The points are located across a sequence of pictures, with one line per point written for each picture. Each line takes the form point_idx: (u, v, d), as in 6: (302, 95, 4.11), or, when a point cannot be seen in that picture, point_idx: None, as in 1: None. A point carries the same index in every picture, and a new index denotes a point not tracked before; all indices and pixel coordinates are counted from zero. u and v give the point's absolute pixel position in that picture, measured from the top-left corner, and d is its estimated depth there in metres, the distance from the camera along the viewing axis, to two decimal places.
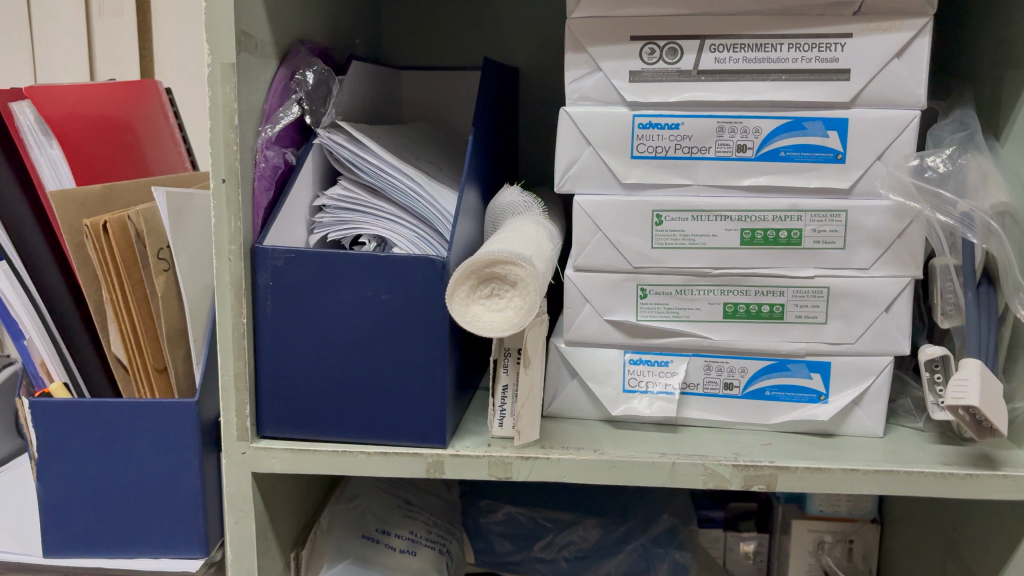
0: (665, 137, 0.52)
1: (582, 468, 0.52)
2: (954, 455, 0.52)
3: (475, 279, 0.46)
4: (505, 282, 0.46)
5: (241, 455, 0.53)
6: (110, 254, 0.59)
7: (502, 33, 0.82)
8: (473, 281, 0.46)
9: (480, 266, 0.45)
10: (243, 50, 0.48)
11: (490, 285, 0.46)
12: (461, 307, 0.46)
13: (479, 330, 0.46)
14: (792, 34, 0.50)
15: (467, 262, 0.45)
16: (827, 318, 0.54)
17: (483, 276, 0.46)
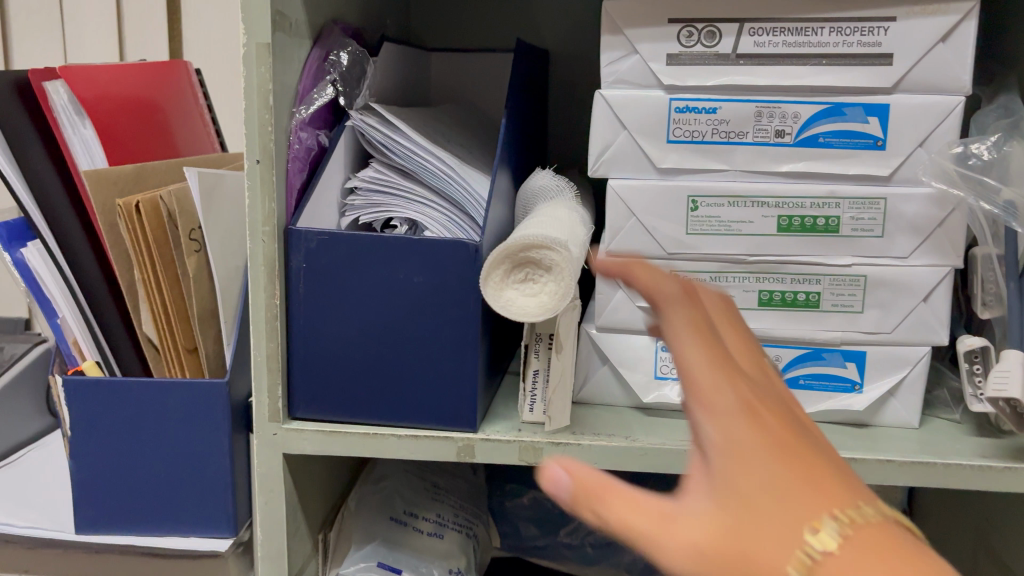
0: (702, 122, 0.52)
1: (613, 455, 0.51)
2: (992, 447, 0.51)
3: (508, 265, 0.45)
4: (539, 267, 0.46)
5: (272, 436, 0.53)
6: (142, 234, 0.59)
7: (534, 15, 0.81)
8: (506, 266, 0.45)
9: (515, 249, 0.44)
10: (278, 29, 0.48)
11: (525, 269, 0.46)
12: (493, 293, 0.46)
13: (513, 315, 0.45)
14: (834, 17, 0.49)
15: (499, 248, 0.44)
16: (863, 306, 0.53)
17: (517, 262, 0.45)
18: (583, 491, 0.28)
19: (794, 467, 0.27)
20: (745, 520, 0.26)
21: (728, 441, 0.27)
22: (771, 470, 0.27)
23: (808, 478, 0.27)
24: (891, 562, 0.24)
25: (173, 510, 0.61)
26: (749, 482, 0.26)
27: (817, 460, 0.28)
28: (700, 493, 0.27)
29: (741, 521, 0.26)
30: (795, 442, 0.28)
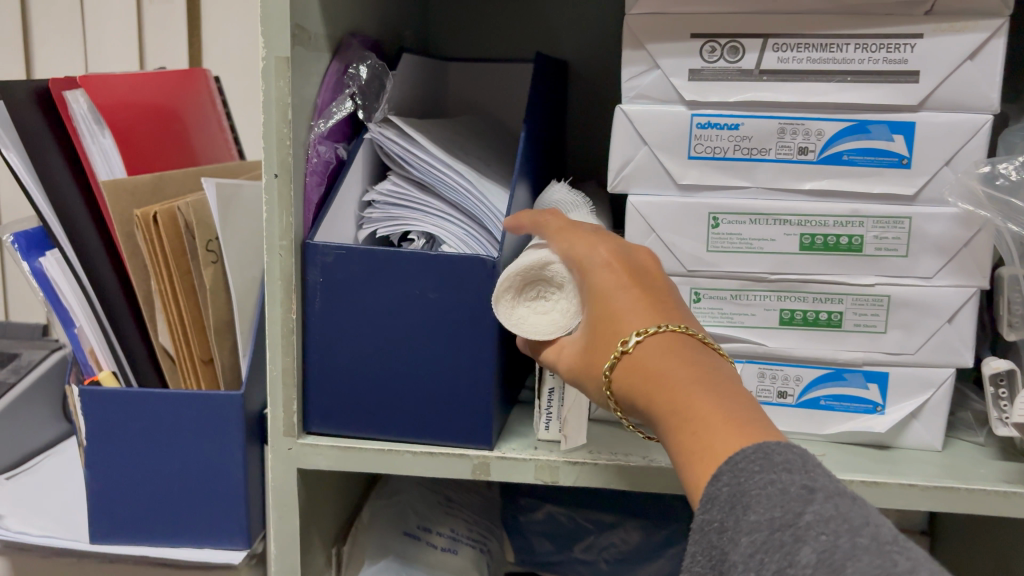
0: (724, 138, 0.51)
1: (631, 475, 0.50)
2: (1017, 472, 0.50)
3: (520, 283, 0.45)
4: (552, 284, 0.46)
5: (286, 451, 0.52)
6: (159, 245, 0.59)
7: (554, 26, 0.81)
8: (519, 284, 0.45)
9: (525, 269, 0.45)
10: (298, 43, 0.48)
11: (535, 288, 0.46)
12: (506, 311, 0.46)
13: (524, 333, 0.45)
14: (859, 34, 0.49)
15: (509, 267, 0.45)
16: (886, 327, 0.52)
17: (529, 279, 0.45)
18: None
19: (643, 306, 0.39)
20: (609, 348, 0.39)
21: (598, 285, 0.41)
22: (631, 307, 0.39)
23: (654, 315, 0.39)
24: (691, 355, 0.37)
25: (186, 522, 0.61)
26: (617, 315, 0.39)
27: (663, 304, 0.40)
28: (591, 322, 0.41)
29: (605, 342, 0.39)
30: (648, 293, 0.40)
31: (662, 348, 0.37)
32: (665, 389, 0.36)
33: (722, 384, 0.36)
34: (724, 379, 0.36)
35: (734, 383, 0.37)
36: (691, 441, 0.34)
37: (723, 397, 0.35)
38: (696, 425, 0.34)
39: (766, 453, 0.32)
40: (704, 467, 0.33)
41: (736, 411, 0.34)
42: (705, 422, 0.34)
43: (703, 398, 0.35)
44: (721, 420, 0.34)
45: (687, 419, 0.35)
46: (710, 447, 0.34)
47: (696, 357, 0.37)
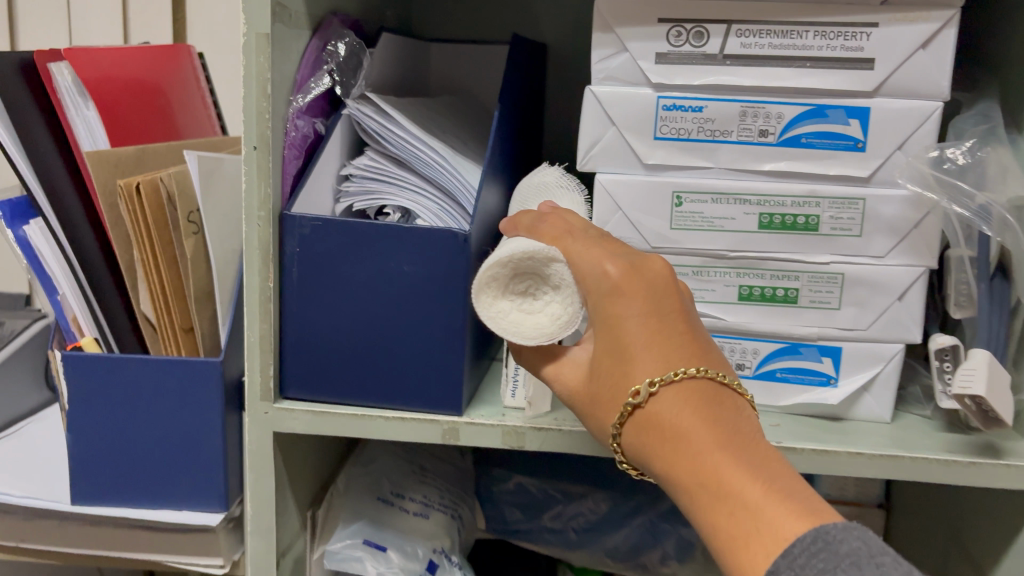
0: (688, 120, 0.53)
1: (593, 442, 0.53)
2: (959, 443, 0.53)
3: (505, 275, 0.43)
4: (544, 281, 0.43)
5: (262, 415, 0.54)
6: (142, 216, 0.61)
7: (533, 9, 0.83)
8: (505, 277, 0.43)
9: (518, 262, 0.42)
10: (278, 20, 0.49)
11: (524, 281, 0.43)
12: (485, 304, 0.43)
13: (500, 329, 0.43)
14: (818, 22, 0.51)
15: (490, 257, 0.42)
16: (840, 303, 0.54)
17: (518, 272, 0.43)
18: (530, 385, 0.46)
19: (658, 345, 0.39)
20: (625, 394, 0.39)
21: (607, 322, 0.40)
22: (643, 348, 0.39)
23: (667, 354, 0.39)
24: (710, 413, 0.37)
25: (164, 485, 0.63)
26: (629, 357, 0.39)
27: (677, 338, 0.39)
28: (601, 361, 0.40)
29: (623, 393, 0.39)
30: (663, 329, 0.39)
31: (679, 405, 0.37)
32: (696, 458, 0.36)
33: (748, 448, 0.37)
34: (747, 440, 0.37)
35: (754, 439, 0.37)
36: (729, 516, 0.35)
37: (756, 468, 0.36)
38: (732, 501, 0.35)
39: (824, 546, 0.33)
40: (747, 551, 0.34)
41: (773, 485, 0.35)
42: (742, 503, 0.35)
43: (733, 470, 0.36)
44: (761, 498, 0.35)
45: (721, 496, 0.35)
46: (752, 527, 0.34)
47: (718, 414, 0.37)
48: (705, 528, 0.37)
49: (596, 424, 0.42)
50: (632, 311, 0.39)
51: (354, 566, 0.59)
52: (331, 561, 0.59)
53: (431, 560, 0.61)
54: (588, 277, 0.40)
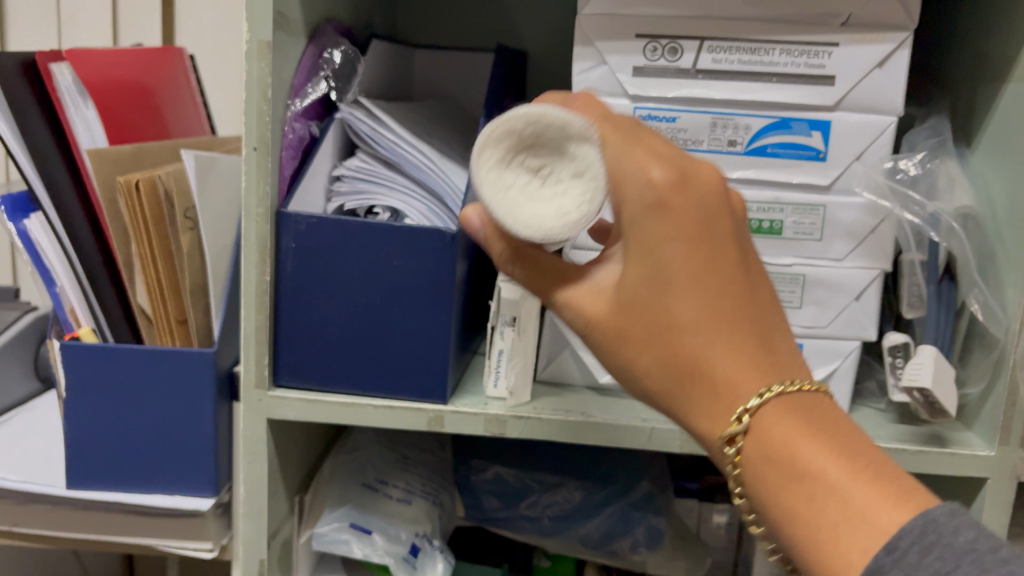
0: (663, 129, 0.57)
1: (571, 429, 0.56)
2: (910, 434, 0.57)
3: (523, 139, 0.37)
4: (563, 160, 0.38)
5: (257, 402, 0.57)
6: (140, 211, 0.63)
7: (515, 18, 0.86)
8: (520, 142, 0.37)
9: (542, 125, 0.36)
10: (278, 28, 0.52)
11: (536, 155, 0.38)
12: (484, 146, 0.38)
13: (495, 204, 0.38)
14: (784, 40, 0.55)
15: (514, 110, 0.37)
16: (801, 303, 0.58)
17: (535, 141, 0.37)
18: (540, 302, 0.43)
19: (711, 284, 0.37)
20: (667, 334, 0.37)
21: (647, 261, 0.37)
22: (689, 284, 0.37)
23: (715, 294, 0.37)
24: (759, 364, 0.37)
25: (157, 470, 0.66)
26: (672, 291, 0.37)
27: (728, 277, 0.37)
28: (639, 300, 0.38)
29: (667, 336, 0.37)
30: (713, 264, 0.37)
31: (732, 359, 0.37)
32: (767, 432, 0.37)
33: (811, 413, 0.37)
34: (806, 401, 0.37)
35: (813, 400, 0.38)
36: (807, 500, 0.35)
37: (825, 440, 0.36)
38: (811, 481, 0.35)
39: (937, 542, 0.32)
40: (832, 539, 0.34)
41: (851, 464, 0.35)
42: (822, 486, 0.35)
43: (802, 447, 0.36)
44: (844, 478, 0.35)
45: (799, 474, 0.36)
46: (835, 508, 0.35)
47: (772, 364, 0.37)
48: (770, 503, 0.37)
49: (621, 364, 0.40)
50: (684, 250, 0.36)
51: (340, 548, 0.62)
52: (319, 542, 0.63)
53: (414, 543, 0.64)
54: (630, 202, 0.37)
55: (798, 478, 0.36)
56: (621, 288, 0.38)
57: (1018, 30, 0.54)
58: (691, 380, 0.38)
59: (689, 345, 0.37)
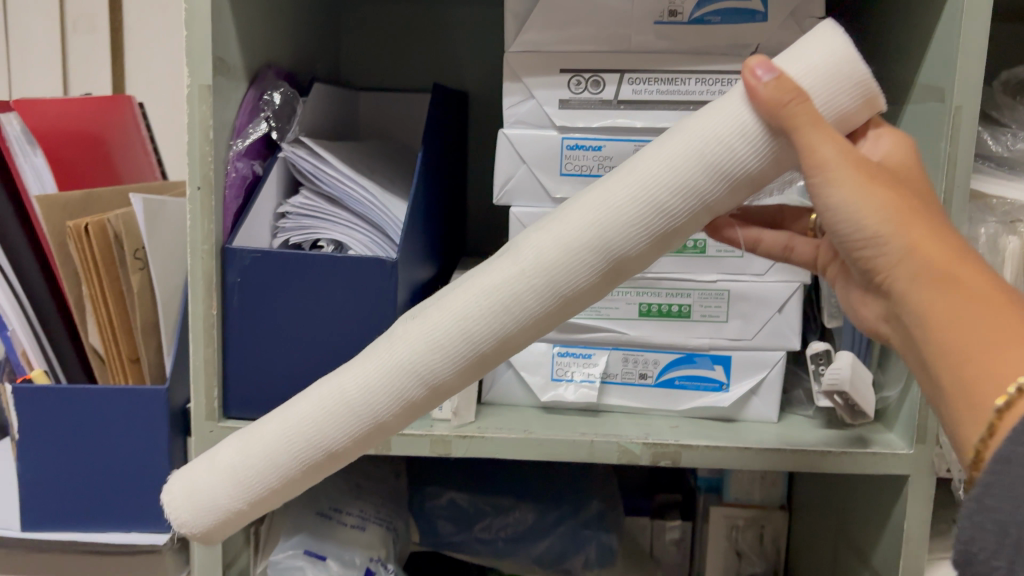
0: (589, 158, 0.60)
1: (512, 446, 0.58)
2: (835, 437, 0.59)
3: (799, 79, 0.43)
4: None
5: (207, 433, 0.58)
6: (90, 253, 0.65)
7: (455, 59, 0.90)
8: None
9: None
10: (218, 73, 0.55)
11: None
12: (732, 119, 0.41)
13: None
14: (699, 70, 0.59)
15: None
16: (727, 316, 0.61)
17: None
18: (778, 88, 0.39)
19: (907, 201, 0.38)
20: (899, 199, 0.38)
21: (900, 153, 0.42)
22: (909, 199, 0.38)
23: (920, 213, 0.38)
24: (958, 257, 0.36)
25: (112, 509, 0.67)
26: (903, 191, 0.38)
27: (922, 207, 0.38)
28: (878, 177, 0.38)
29: (908, 206, 0.38)
30: (909, 198, 0.38)
31: (930, 235, 0.37)
32: (936, 324, 0.36)
33: (986, 308, 0.35)
34: (950, 350, 0.36)
35: (953, 346, 0.36)
36: (987, 353, 0.35)
37: (997, 333, 0.35)
38: (970, 360, 0.35)
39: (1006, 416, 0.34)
40: (1000, 363, 0.34)
41: (1010, 302, 0.35)
42: (1006, 297, 0.35)
43: (978, 268, 0.36)
44: (994, 349, 0.35)
45: (986, 339, 0.35)
46: (988, 360, 0.35)
47: (963, 276, 0.36)
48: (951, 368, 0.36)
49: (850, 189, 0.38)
50: (912, 153, 0.42)
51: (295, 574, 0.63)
52: (273, 570, 0.64)
53: (368, 567, 0.66)
54: (827, 108, 0.41)
55: (921, 324, 0.37)
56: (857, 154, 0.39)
57: (914, 55, 0.58)
58: (916, 208, 0.38)
59: (919, 173, 0.41)
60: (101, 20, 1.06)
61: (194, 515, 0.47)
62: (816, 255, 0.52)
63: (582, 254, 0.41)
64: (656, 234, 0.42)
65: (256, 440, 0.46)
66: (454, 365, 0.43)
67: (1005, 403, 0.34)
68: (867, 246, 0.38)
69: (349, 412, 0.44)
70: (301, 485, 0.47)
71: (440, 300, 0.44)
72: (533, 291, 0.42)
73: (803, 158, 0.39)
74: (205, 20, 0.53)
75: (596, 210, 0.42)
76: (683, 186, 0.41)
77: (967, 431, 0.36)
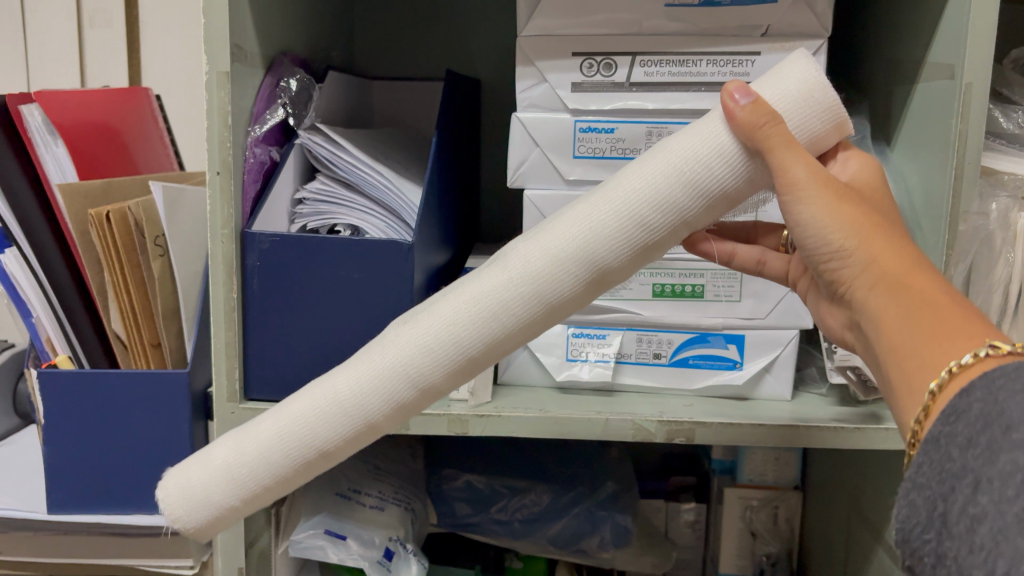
0: (602, 140, 0.61)
1: (529, 424, 0.59)
2: (849, 414, 0.60)
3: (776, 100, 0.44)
4: None
5: (229, 414, 0.59)
6: (112, 240, 0.66)
7: (468, 47, 0.91)
8: None
9: None
10: (236, 60, 0.56)
11: None
12: (714, 140, 0.42)
13: None
14: (710, 52, 0.59)
15: None
16: (740, 296, 0.62)
17: None
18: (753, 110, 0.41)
19: (871, 215, 0.38)
20: (862, 213, 0.38)
21: (867, 174, 0.43)
22: (873, 213, 0.39)
23: (886, 228, 0.38)
24: (916, 264, 0.36)
25: (137, 491, 0.68)
26: (869, 208, 0.39)
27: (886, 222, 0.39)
28: (844, 192, 0.39)
29: (872, 219, 0.38)
30: (873, 212, 0.39)
31: (887, 243, 0.37)
32: (886, 328, 0.36)
33: (932, 310, 0.35)
34: (897, 348, 0.36)
35: (898, 345, 0.36)
36: (931, 347, 0.35)
37: (939, 335, 0.35)
38: (914, 355, 0.35)
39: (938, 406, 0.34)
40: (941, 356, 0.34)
41: (958, 304, 0.36)
42: (952, 297, 0.36)
43: (929, 274, 0.36)
44: (937, 348, 0.34)
45: (930, 338, 0.35)
46: (933, 355, 0.35)
47: (916, 280, 0.36)
48: (897, 365, 0.36)
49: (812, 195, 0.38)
50: (879, 174, 0.43)
51: (317, 553, 0.65)
52: (295, 550, 0.65)
53: (387, 546, 0.66)
54: (800, 130, 0.42)
55: (875, 330, 0.37)
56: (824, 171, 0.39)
57: (925, 34, 0.59)
58: (880, 223, 0.38)
59: (886, 195, 0.42)
60: (116, 14, 1.07)
61: (187, 510, 0.47)
62: (788, 271, 0.54)
63: (569, 265, 0.43)
64: (638, 248, 0.43)
65: (248, 440, 0.47)
66: (442, 370, 0.44)
67: (938, 385, 0.34)
68: (832, 260, 0.38)
69: (339, 414, 0.45)
70: (293, 484, 0.48)
71: (429, 309, 0.45)
72: (517, 299, 0.43)
73: (777, 179, 0.40)
74: (222, 9, 0.54)
75: (582, 224, 0.43)
76: (665, 202, 0.42)
77: (906, 413, 0.36)
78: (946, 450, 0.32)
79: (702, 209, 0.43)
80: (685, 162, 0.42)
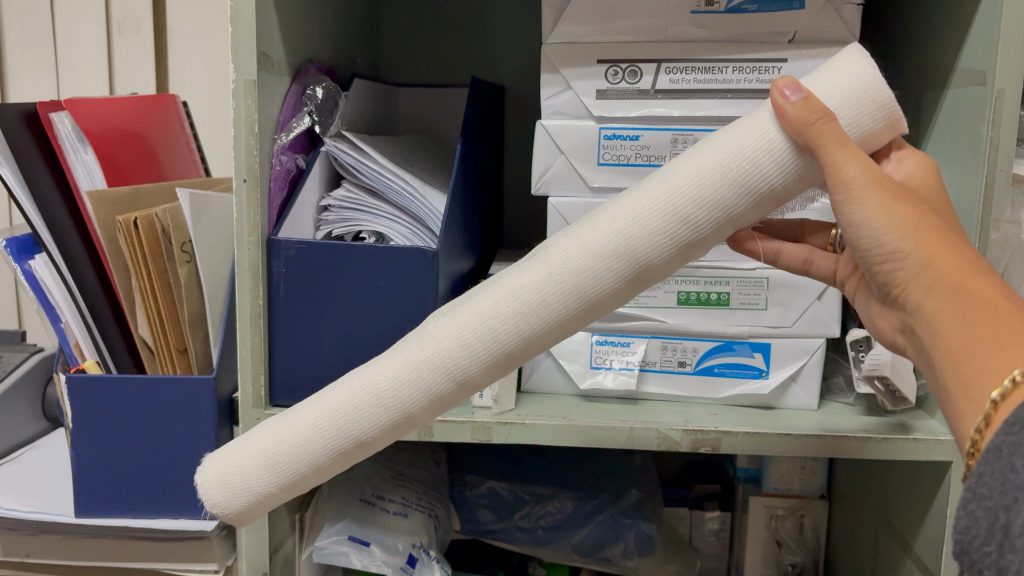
0: (627, 147, 0.61)
1: (554, 432, 0.59)
2: (877, 424, 0.59)
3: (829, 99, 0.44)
4: None
5: (254, 420, 0.60)
6: (139, 247, 0.67)
7: (492, 54, 0.91)
8: None
9: None
10: (262, 67, 0.56)
11: None
12: (760, 135, 0.42)
13: None
14: (736, 58, 0.59)
15: None
16: (767, 304, 0.62)
17: None
18: (806, 106, 0.40)
19: (928, 215, 0.38)
20: (918, 214, 0.38)
21: (923, 173, 0.43)
22: (930, 212, 0.38)
23: (941, 226, 0.38)
24: (975, 268, 0.36)
25: (162, 496, 0.69)
26: (925, 205, 0.39)
27: (942, 221, 0.38)
28: (899, 191, 0.39)
29: (928, 219, 0.38)
30: (930, 212, 0.38)
31: (946, 245, 0.37)
32: (946, 333, 0.36)
33: (993, 315, 0.35)
34: (957, 353, 0.36)
35: (958, 351, 0.36)
36: (993, 354, 0.34)
37: (1001, 340, 0.34)
38: (975, 362, 0.35)
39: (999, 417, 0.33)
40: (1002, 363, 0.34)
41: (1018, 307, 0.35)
42: (1011, 300, 0.35)
43: (987, 277, 0.36)
44: (998, 355, 0.34)
45: (992, 344, 0.34)
46: (995, 361, 0.34)
47: (975, 284, 0.36)
48: (957, 372, 0.36)
49: (869, 198, 0.38)
50: (935, 173, 0.43)
51: (341, 560, 0.65)
52: (319, 555, 0.65)
53: (410, 553, 0.66)
54: (852, 129, 0.42)
55: (932, 333, 0.37)
56: (879, 171, 0.39)
57: (955, 39, 0.58)
58: (937, 222, 0.38)
59: (941, 195, 0.42)
60: (144, 22, 1.08)
61: (225, 496, 0.48)
62: (836, 271, 0.53)
63: (613, 262, 0.42)
64: (681, 245, 0.43)
65: (288, 427, 0.47)
66: (482, 363, 0.44)
67: (1000, 393, 0.33)
68: (887, 260, 0.38)
69: (377, 405, 0.45)
70: (332, 472, 0.48)
71: (472, 303, 0.45)
72: (561, 295, 0.43)
73: (829, 178, 0.39)
74: (249, 17, 0.54)
75: (625, 220, 0.43)
76: (709, 199, 0.42)
77: (963, 422, 0.36)
78: (1009, 460, 0.30)
79: (748, 206, 0.42)
80: (733, 157, 0.42)
